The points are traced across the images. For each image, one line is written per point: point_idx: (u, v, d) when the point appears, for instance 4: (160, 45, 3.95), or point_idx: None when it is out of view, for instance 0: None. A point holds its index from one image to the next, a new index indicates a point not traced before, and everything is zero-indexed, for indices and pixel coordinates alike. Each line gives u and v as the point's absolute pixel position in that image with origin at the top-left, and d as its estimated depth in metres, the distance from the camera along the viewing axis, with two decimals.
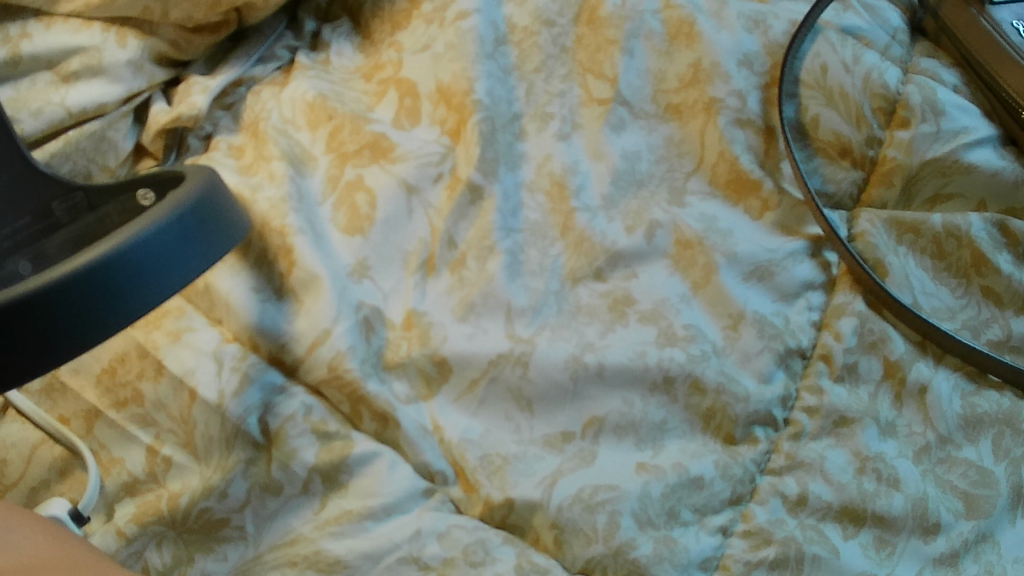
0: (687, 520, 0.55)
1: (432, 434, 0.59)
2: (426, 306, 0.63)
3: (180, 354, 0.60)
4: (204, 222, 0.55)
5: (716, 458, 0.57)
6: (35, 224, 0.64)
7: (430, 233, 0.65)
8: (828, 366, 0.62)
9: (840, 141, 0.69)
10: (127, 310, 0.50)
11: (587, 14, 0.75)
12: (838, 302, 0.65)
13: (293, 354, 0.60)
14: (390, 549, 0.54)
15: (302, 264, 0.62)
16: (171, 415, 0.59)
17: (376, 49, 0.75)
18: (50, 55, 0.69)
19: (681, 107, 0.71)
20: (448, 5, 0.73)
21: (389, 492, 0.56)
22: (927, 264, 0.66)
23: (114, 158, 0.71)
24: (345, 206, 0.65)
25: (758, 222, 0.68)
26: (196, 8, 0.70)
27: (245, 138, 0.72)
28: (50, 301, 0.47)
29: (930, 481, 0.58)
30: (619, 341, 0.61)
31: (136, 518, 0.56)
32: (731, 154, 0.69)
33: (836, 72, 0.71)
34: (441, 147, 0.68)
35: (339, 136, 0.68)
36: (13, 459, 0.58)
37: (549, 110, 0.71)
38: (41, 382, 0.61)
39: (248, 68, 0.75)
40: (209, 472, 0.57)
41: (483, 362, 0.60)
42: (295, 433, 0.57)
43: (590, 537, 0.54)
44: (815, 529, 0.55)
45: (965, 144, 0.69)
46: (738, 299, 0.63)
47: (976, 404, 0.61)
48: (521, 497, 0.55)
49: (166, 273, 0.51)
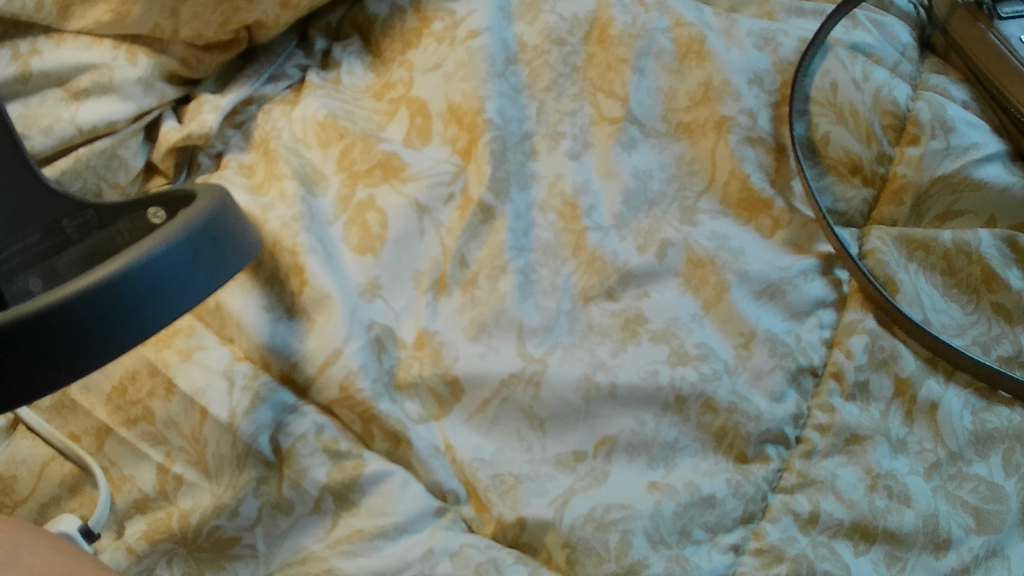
0: (699, 539, 0.55)
1: (443, 453, 0.59)
2: (437, 325, 0.63)
3: (191, 373, 0.60)
4: (215, 241, 0.55)
5: (728, 477, 0.57)
6: (45, 241, 0.64)
7: (442, 252, 0.65)
8: (839, 384, 0.62)
9: (851, 159, 0.69)
10: (137, 329, 0.50)
11: (598, 33, 0.75)
12: (849, 319, 0.65)
13: (304, 373, 0.60)
14: (402, 568, 0.54)
15: (314, 284, 0.62)
16: (183, 433, 0.59)
17: (388, 68, 0.75)
18: (60, 72, 0.69)
19: (692, 126, 0.72)
20: (459, 24, 0.73)
21: (401, 512, 0.56)
22: (936, 280, 0.66)
23: (125, 175, 0.71)
24: (356, 225, 0.65)
25: (769, 240, 0.68)
26: (207, 26, 0.71)
27: (256, 156, 0.72)
28: (60, 319, 0.47)
29: (942, 498, 0.58)
30: (630, 361, 0.61)
31: (147, 535, 0.56)
32: (741, 172, 0.69)
33: (846, 88, 0.71)
34: (452, 167, 0.68)
35: (351, 155, 0.68)
36: (23, 475, 0.58)
37: (560, 129, 0.72)
38: (52, 399, 0.61)
39: (260, 86, 0.76)
40: (221, 490, 0.57)
41: (495, 382, 0.60)
42: (307, 452, 0.57)
43: (602, 556, 0.54)
44: (827, 546, 0.55)
45: (975, 160, 0.69)
46: (749, 318, 0.63)
47: (986, 420, 0.61)
48: (533, 516, 0.55)
49: (177, 292, 0.52)
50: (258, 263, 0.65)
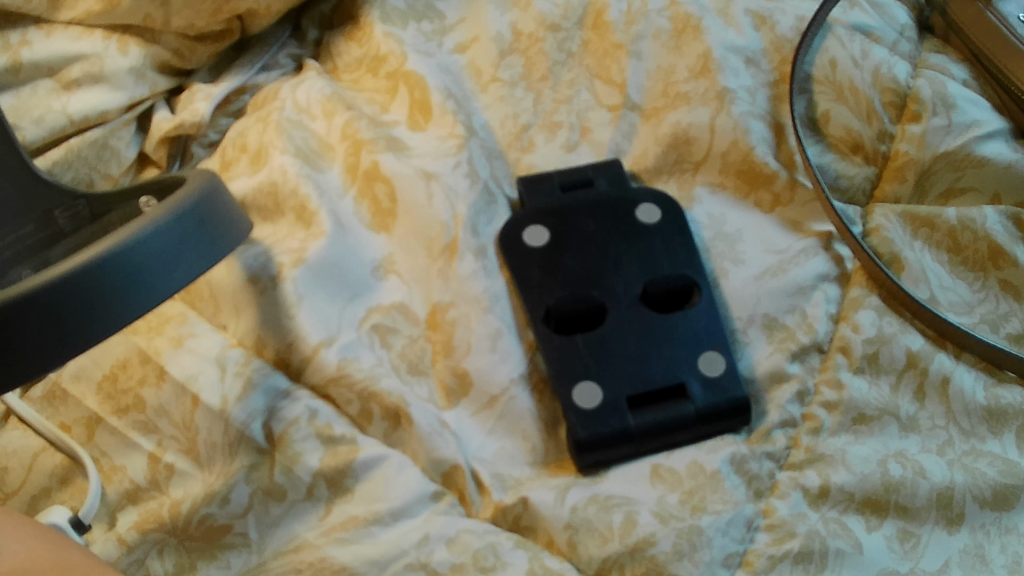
0: (717, 510, 0.53)
1: (450, 429, 0.57)
2: (449, 296, 0.61)
3: (183, 360, 0.59)
4: (204, 222, 0.53)
5: (733, 451, 0.56)
6: (38, 232, 0.64)
7: (453, 218, 0.64)
8: (847, 358, 0.60)
9: (851, 137, 0.69)
10: (96, 327, 0.48)
11: (592, 18, 0.76)
12: (855, 294, 0.63)
13: (300, 353, 0.59)
14: (398, 555, 0.52)
15: (313, 260, 0.61)
16: (174, 421, 0.57)
17: (369, 35, 0.75)
18: (50, 62, 0.68)
19: (690, 95, 0.70)
20: (447, 32, 0.76)
21: (396, 496, 0.54)
22: (942, 258, 0.65)
23: (117, 166, 0.70)
24: (366, 199, 0.65)
25: (768, 217, 0.67)
26: (199, 15, 0.70)
27: (250, 123, 0.71)
28: (33, 307, 0.46)
29: (958, 471, 0.56)
30: (631, 353, 0.59)
31: (137, 525, 0.54)
32: (744, 143, 0.68)
33: (845, 66, 0.71)
34: (452, 142, 0.67)
35: (354, 125, 0.68)
36: (13, 467, 0.57)
37: (557, 119, 0.72)
38: (42, 389, 0.60)
39: (253, 75, 0.75)
40: (212, 479, 0.56)
41: (503, 380, 0.59)
42: (300, 437, 0.56)
43: (605, 536, 0.52)
44: (838, 522, 0.54)
45: (977, 137, 0.68)
46: (747, 305, 0.62)
47: (999, 395, 0.60)
48: (536, 499, 0.54)
49: (142, 281, 0.49)
50: (249, 245, 0.63)
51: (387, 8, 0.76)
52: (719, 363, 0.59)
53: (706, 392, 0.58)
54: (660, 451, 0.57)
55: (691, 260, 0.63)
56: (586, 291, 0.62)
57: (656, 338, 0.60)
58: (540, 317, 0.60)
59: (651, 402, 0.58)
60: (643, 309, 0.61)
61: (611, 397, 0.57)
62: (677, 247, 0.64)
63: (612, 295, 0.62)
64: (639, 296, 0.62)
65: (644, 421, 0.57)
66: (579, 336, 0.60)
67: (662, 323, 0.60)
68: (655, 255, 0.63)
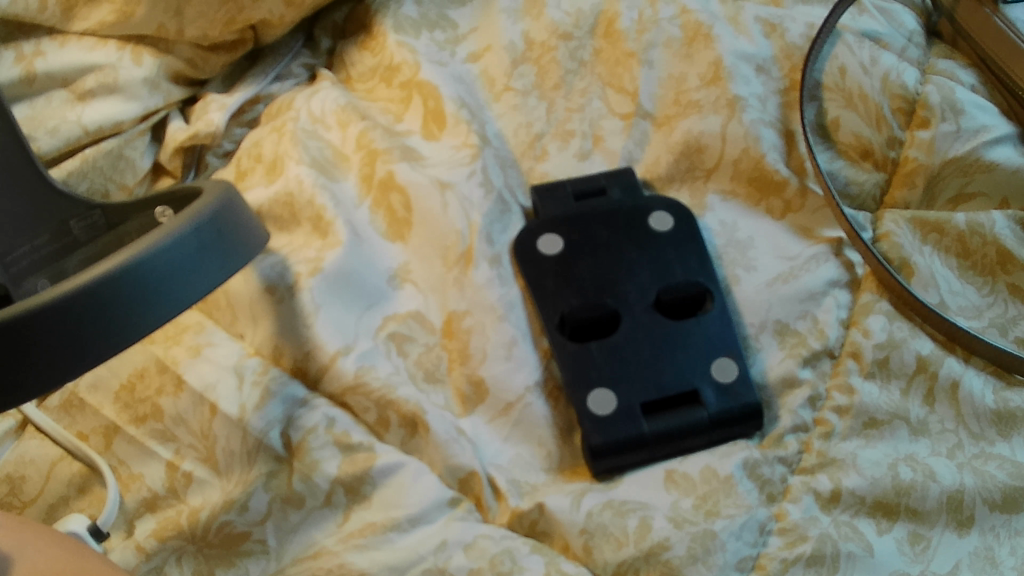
0: (730, 515, 0.54)
1: (466, 436, 0.58)
2: (465, 305, 0.62)
3: (200, 369, 0.59)
4: (221, 235, 0.54)
5: (746, 455, 0.56)
6: (54, 242, 0.64)
7: (467, 227, 0.65)
8: (858, 363, 0.60)
9: (861, 143, 0.69)
10: (113, 338, 0.48)
11: (604, 27, 0.76)
12: (865, 300, 0.63)
13: (317, 362, 0.59)
14: (415, 561, 0.52)
15: (329, 267, 0.62)
16: (192, 429, 0.58)
17: (382, 45, 0.75)
18: (64, 72, 0.69)
19: (701, 102, 0.71)
20: (459, 41, 0.76)
21: (413, 503, 0.55)
22: (951, 263, 0.65)
23: (131, 176, 0.71)
24: (381, 208, 0.66)
25: (779, 223, 0.68)
26: (212, 26, 0.71)
27: (264, 134, 0.71)
28: (51, 318, 0.46)
29: (968, 473, 0.57)
30: (645, 362, 0.60)
31: (156, 533, 0.55)
32: (756, 150, 0.69)
33: (854, 72, 0.71)
34: (465, 152, 0.68)
35: (368, 135, 0.68)
36: (31, 475, 0.58)
37: (570, 127, 0.73)
38: (60, 398, 0.61)
39: (266, 85, 0.76)
40: (230, 486, 0.56)
41: (518, 388, 0.59)
42: (318, 445, 0.56)
43: (620, 540, 0.53)
44: (850, 525, 0.54)
45: (985, 142, 0.69)
46: (760, 310, 0.63)
47: (1008, 398, 0.60)
48: (552, 503, 0.55)
49: (158, 292, 0.49)
50: (266, 254, 0.64)
51: (400, 17, 0.76)
52: (732, 369, 0.59)
53: (719, 399, 0.58)
54: (674, 457, 0.57)
55: (704, 267, 0.64)
56: (599, 298, 0.62)
57: (668, 345, 0.61)
58: (555, 325, 0.61)
59: (666, 408, 0.59)
60: (656, 317, 0.62)
61: (625, 404, 0.58)
62: (690, 254, 0.64)
63: (625, 303, 0.62)
64: (652, 304, 0.62)
65: (657, 427, 0.57)
66: (593, 343, 0.60)
67: (674, 331, 0.61)
68: (668, 263, 0.64)
